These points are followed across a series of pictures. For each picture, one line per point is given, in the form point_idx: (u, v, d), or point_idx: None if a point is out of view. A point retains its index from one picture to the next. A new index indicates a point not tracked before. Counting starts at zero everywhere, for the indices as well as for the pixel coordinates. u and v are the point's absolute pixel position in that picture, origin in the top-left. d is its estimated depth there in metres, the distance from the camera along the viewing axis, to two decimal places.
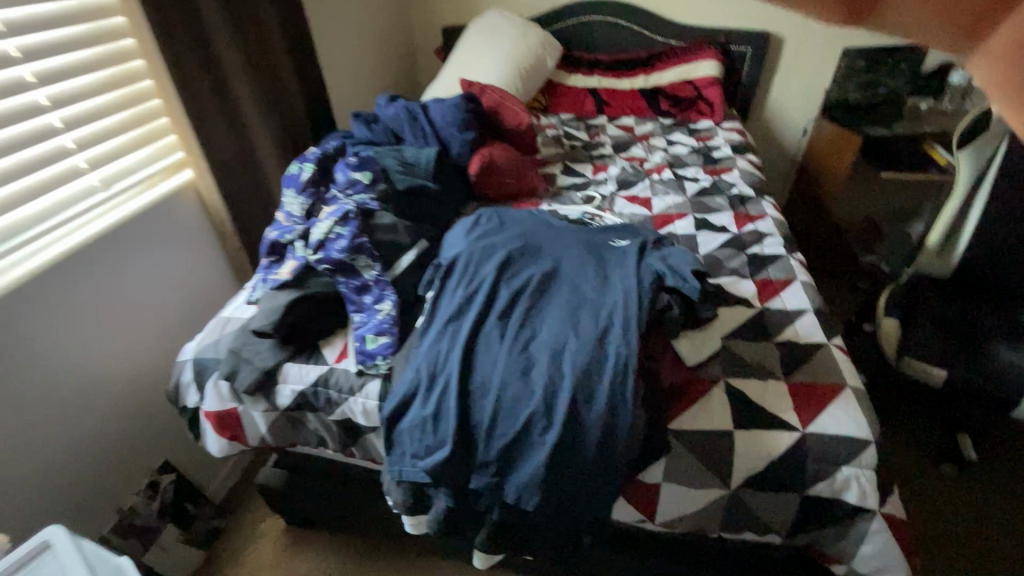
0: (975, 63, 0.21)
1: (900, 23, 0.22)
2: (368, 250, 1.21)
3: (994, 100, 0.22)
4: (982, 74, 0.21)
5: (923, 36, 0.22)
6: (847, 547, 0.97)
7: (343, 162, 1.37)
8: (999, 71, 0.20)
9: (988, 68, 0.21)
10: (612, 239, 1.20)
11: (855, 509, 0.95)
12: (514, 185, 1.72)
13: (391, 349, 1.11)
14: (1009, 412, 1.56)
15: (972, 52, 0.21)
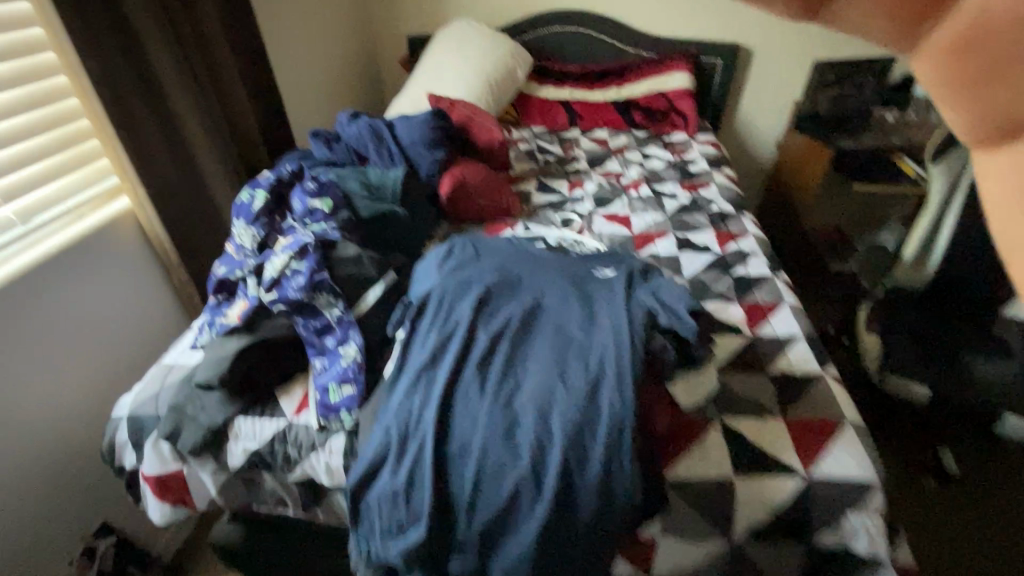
0: (918, 61, 0.25)
1: (855, 21, 0.25)
2: (329, 287, 1.09)
3: (935, 92, 0.26)
4: (925, 70, 0.25)
5: (875, 36, 0.26)
6: None
7: (300, 188, 1.25)
8: (945, 70, 0.24)
9: (932, 66, 0.24)
10: (596, 269, 1.12)
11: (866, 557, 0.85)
12: (487, 206, 1.62)
13: (357, 400, 0.99)
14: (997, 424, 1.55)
15: (915, 51, 0.25)
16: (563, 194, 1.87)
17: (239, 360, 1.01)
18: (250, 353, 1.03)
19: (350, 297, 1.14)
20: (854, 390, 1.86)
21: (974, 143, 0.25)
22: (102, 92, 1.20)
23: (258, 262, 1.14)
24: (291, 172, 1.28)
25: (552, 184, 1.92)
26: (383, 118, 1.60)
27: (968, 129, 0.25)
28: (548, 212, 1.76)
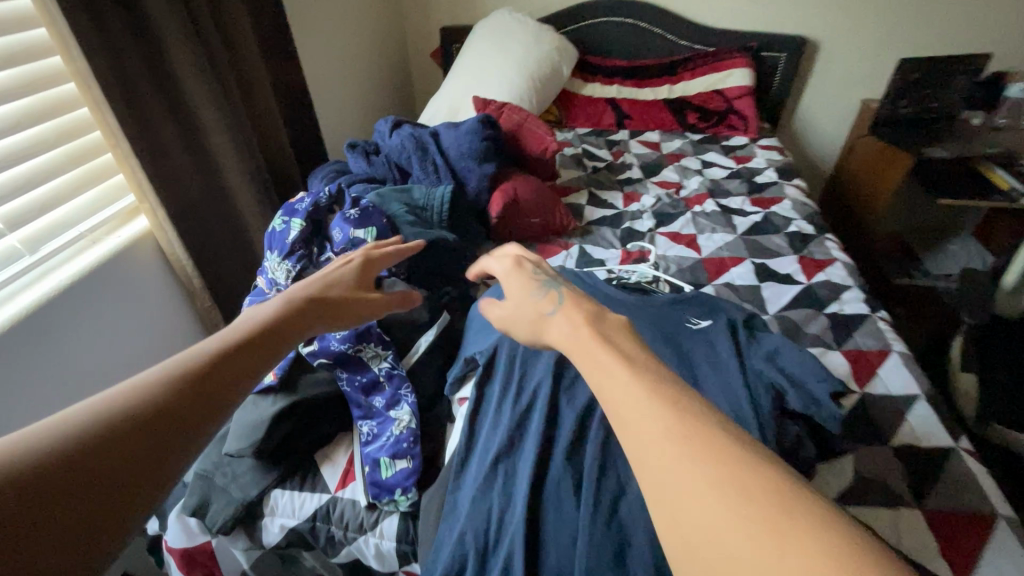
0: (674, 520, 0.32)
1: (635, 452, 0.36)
2: (377, 336, 0.95)
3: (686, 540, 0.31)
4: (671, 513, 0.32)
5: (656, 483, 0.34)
6: None
7: (339, 213, 1.09)
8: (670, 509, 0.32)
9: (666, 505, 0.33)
10: (687, 318, 0.95)
11: None
12: (540, 225, 1.45)
13: (413, 479, 0.84)
14: None
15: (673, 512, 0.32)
16: (618, 209, 1.68)
17: (276, 424, 0.87)
18: (288, 416, 0.88)
19: (399, 345, 0.99)
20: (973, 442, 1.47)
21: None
22: (119, 107, 1.04)
23: None
24: (330, 194, 1.13)
25: (606, 197, 1.74)
26: (425, 127, 1.44)
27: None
28: (605, 229, 1.58)
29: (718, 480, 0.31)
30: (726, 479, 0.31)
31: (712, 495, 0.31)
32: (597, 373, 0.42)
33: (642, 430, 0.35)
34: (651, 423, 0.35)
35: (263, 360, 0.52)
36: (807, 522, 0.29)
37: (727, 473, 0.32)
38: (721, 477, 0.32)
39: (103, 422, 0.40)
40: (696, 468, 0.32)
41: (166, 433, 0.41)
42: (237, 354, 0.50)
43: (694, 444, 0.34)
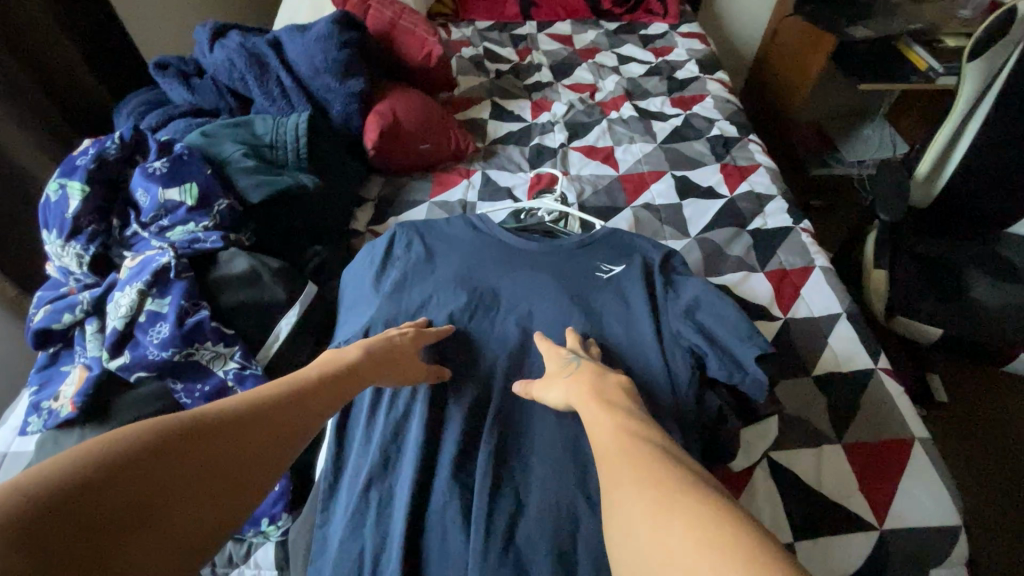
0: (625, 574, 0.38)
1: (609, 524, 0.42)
2: (213, 332, 0.73)
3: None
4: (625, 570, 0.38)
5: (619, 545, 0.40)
6: None
7: (138, 169, 0.81)
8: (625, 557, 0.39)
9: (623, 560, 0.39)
10: (600, 264, 0.79)
11: None
12: (431, 151, 1.21)
13: (282, 504, 0.70)
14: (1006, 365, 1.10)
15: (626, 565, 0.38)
16: (526, 122, 1.45)
17: None
18: None
19: (249, 337, 0.78)
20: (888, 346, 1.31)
21: None
22: None
23: (97, 300, 0.75)
24: (122, 141, 0.83)
25: (511, 107, 1.49)
26: (263, 34, 1.11)
27: None
28: (512, 149, 1.36)
29: (655, 518, 0.38)
30: (661, 510, 0.38)
31: (653, 529, 0.38)
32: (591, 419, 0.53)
33: (614, 487, 0.43)
34: (621, 476, 0.43)
35: (302, 434, 0.49)
36: (727, 538, 0.34)
37: (666, 509, 0.38)
38: (666, 509, 0.38)
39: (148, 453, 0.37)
40: (630, 499, 0.41)
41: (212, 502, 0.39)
42: (279, 420, 0.47)
43: (651, 488, 0.41)
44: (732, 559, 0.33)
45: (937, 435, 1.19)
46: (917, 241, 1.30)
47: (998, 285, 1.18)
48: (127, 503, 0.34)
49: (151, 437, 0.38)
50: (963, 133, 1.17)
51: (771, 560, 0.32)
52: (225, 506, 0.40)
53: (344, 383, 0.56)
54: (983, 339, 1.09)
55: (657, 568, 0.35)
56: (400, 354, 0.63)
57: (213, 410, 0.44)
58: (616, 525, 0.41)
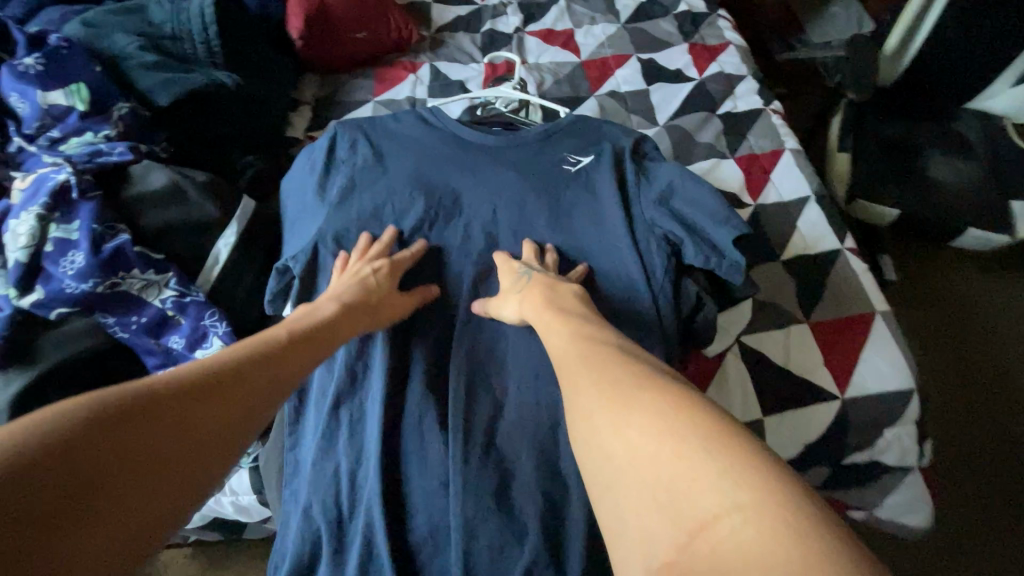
0: (596, 482, 0.37)
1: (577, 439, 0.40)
2: (138, 258, 0.64)
3: (608, 498, 0.35)
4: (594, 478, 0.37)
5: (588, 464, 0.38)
6: (869, 498, 0.76)
7: (3, 66, 0.66)
8: (592, 472, 0.37)
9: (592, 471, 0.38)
10: (565, 156, 0.72)
11: (894, 468, 0.75)
12: (367, 41, 1.07)
13: None
14: (955, 237, 1.13)
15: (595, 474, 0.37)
16: (474, 4, 1.28)
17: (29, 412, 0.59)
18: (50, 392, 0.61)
19: (182, 261, 0.69)
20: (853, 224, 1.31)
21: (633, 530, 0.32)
22: None
23: None
24: None
25: None
26: None
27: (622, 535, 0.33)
28: (461, 37, 1.21)
29: (616, 409, 0.38)
30: (621, 402, 0.39)
31: (616, 421, 0.38)
32: (569, 334, 0.50)
33: (577, 387, 0.43)
34: (586, 379, 0.43)
35: (267, 405, 0.43)
36: (680, 418, 0.35)
37: (624, 401, 0.38)
38: (628, 401, 0.38)
39: (97, 425, 0.32)
40: (597, 404, 0.40)
41: (150, 504, 0.33)
42: (247, 394, 0.42)
43: (608, 386, 0.41)
44: (686, 425, 0.34)
45: (895, 308, 1.25)
46: (883, 113, 1.23)
47: (957, 162, 1.14)
48: (80, 492, 0.30)
49: (100, 413, 0.33)
50: (929, 12, 1.08)
51: (717, 428, 0.34)
52: (190, 490, 0.35)
53: (318, 339, 0.52)
54: (943, 214, 1.10)
55: (624, 454, 0.35)
56: (378, 299, 0.58)
57: (150, 386, 0.37)
58: (587, 435, 0.39)
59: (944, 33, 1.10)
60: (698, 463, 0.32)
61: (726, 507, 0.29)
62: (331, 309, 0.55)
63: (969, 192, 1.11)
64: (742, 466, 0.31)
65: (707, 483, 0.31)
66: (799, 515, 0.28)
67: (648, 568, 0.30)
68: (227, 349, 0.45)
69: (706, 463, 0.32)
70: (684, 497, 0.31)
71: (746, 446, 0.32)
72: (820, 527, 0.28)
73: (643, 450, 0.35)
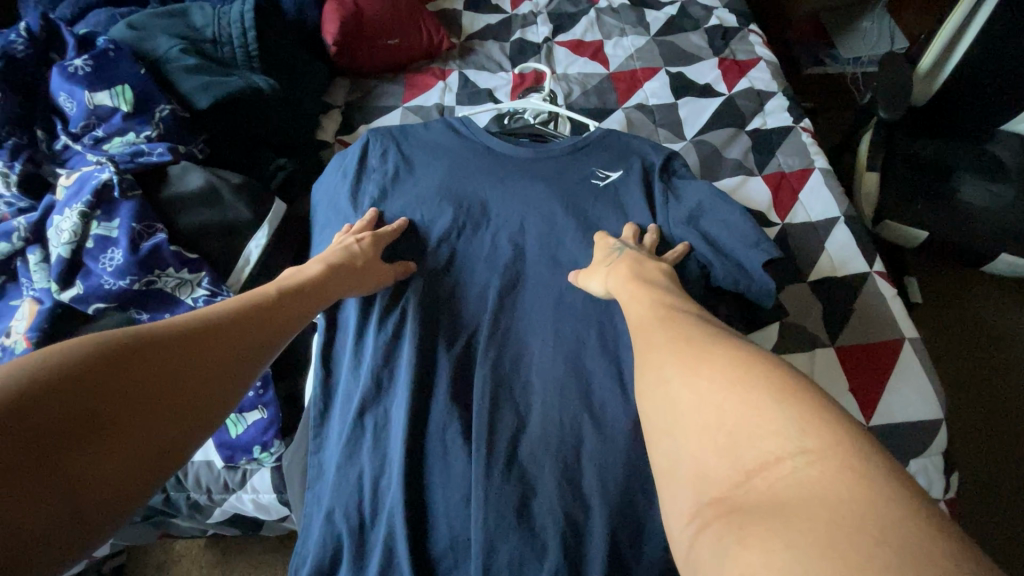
0: (655, 434, 0.38)
1: (643, 390, 0.42)
2: (174, 258, 0.66)
3: (669, 445, 0.36)
4: (655, 426, 0.38)
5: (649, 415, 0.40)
6: None
7: (55, 68, 0.68)
8: (654, 423, 0.39)
9: (654, 421, 0.39)
10: (594, 169, 0.73)
11: None
12: (399, 48, 1.08)
13: (272, 432, 0.67)
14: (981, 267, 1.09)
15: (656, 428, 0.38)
16: (504, 13, 1.29)
17: None
18: None
19: (213, 261, 0.70)
20: (883, 250, 1.25)
21: (692, 478, 0.33)
22: None
23: (37, 226, 0.66)
24: (30, 35, 0.70)
25: None
26: None
27: (675, 495, 0.34)
28: (491, 45, 1.23)
29: (684, 364, 0.39)
30: (692, 357, 0.39)
31: (684, 373, 0.39)
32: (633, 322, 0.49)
33: (648, 346, 0.44)
34: (655, 341, 0.44)
35: (258, 352, 0.48)
36: (746, 374, 0.35)
37: (694, 356, 0.39)
38: (698, 358, 0.39)
39: (104, 360, 0.37)
40: (667, 358, 0.41)
41: (154, 428, 0.38)
42: (240, 340, 0.47)
43: (679, 345, 0.41)
44: (753, 379, 0.35)
45: (924, 335, 1.22)
46: (918, 137, 1.19)
47: (988, 186, 1.11)
48: (90, 415, 0.35)
49: (107, 349, 0.38)
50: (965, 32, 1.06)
51: (787, 384, 0.34)
52: (189, 420, 0.41)
53: (306, 296, 0.56)
54: (972, 243, 1.06)
55: (688, 401, 0.36)
56: (363, 265, 0.62)
57: (156, 327, 0.43)
58: (654, 385, 0.40)
59: (983, 54, 1.08)
60: (763, 413, 0.32)
61: (791, 451, 0.30)
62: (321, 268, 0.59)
63: (1000, 218, 1.07)
64: (809, 421, 0.31)
65: (773, 429, 0.31)
66: (868, 468, 0.28)
67: (699, 505, 0.32)
68: (228, 299, 0.50)
69: (771, 408, 0.32)
70: (746, 437, 0.32)
71: (818, 402, 0.32)
72: (889, 477, 0.28)
73: (709, 399, 0.35)
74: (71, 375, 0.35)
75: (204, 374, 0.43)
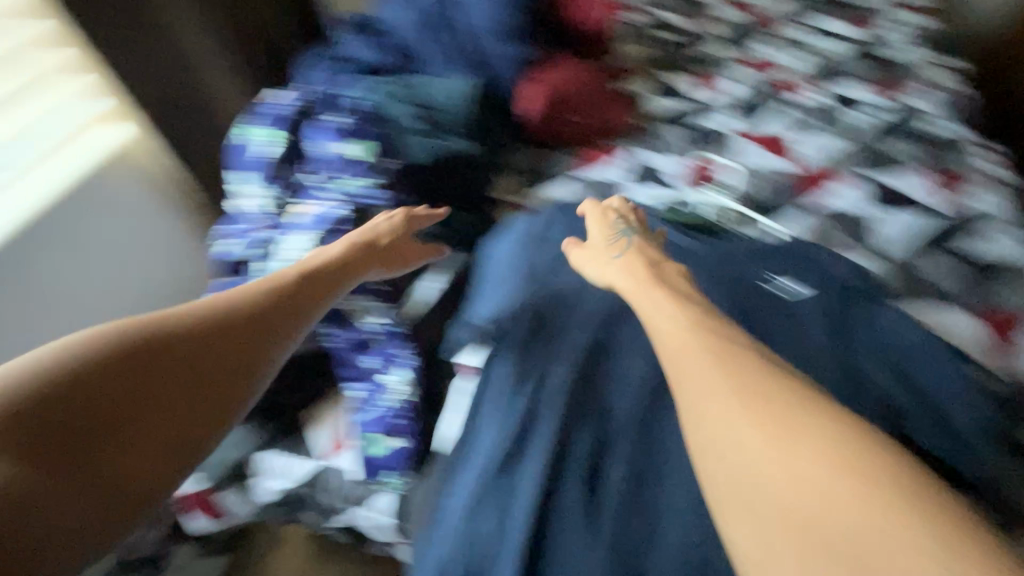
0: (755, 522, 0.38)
1: (730, 459, 0.42)
2: (368, 289, 0.76)
3: (774, 537, 0.37)
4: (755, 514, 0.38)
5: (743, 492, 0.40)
6: None
7: (319, 122, 0.86)
8: (751, 505, 0.39)
9: (752, 504, 0.39)
10: (762, 273, 0.74)
11: None
12: (583, 125, 1.16)
13: (407, 460, 0.74)
14: None
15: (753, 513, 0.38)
16: (691, 100, 1.32)
17: None
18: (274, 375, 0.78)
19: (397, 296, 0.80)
20: None
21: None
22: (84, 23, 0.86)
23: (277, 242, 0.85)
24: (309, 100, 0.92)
25: (672, 81, 1.35)
26: None
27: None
28: (672, 129, 1.23)
29: (775, 436, 0.41)
30: (780, 434, 0.41)
31: (767, 444, 0.41)
32: (651, 310, 0.57)
33: (723, 406, 0.44)
34: (727, 405, 0.44)
35: (263, 349, 0.60)
36: (826, 446, 0.39)
37: (785, 428, 0.41)
38: (785, 435, 0.41)
39: (115, 368, 0.51)
40: (749, 428, 0.42)
41: (158, 427, 0.52)
42: (245, 339, 0.59)
43: (758, 406, 0.43)
44: (866, 477, 0.37)
45: None
46: None
47: None
48: (100, 414, 0.49)
49: (117, 357, 0.52)
50: None
51: (861, 451, 0.39)
52: (190, 419, 0.53)
53: (319, 291, 0.67)
54: None
55: (787, 484, 0.38)
56: (385, 255, 0.75)
57: (161, 332, 0.56)
58: (740, 460, 0.41)
59: None
60: (860, 491, 0.36)
61: (934, 567, 0.32)
62: (338, 256, 0.71)
63: None
64: (902, 502, 0.35)
65: (909, 544, 0.33)
66: (964, 532, 0.34)
67: None
68: (236, 294, 0.63)
69: (910, 521, 0.34)
70: (876, 551, 0.34)
71: (900, 473, 0.37)
72: (977, 545, 0.33)
73: (807, 484, 0.38)
74: (84, 382, 0.49)
75: (215, 371, 0.56)
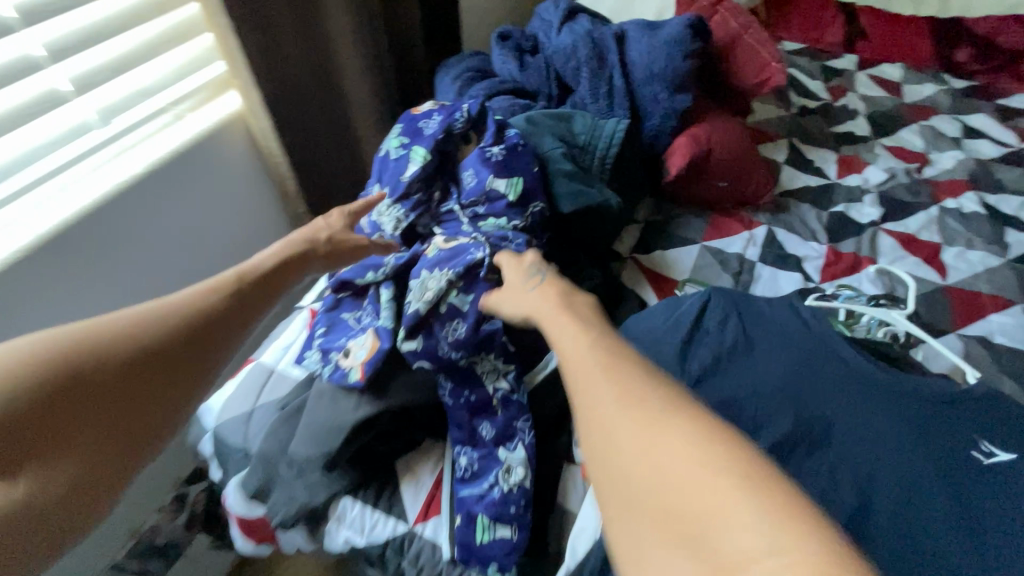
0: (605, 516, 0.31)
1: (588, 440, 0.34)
2: (500, 347, 0.70)
3: (616, 522, 0.30)
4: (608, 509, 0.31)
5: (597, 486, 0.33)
6: None
7: (477, 150, 0.76)
8: (603, 493, 0.32)
9: (603, 493, 0.32)
10: (975, 439, 0.59)
11: None
12: (723, 190, 1.07)
13: (514, 558, 0.62)
14: None
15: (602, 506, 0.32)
16: (828, 179, 1.24)
17: (359, 430, 0.67)
18: (374, 426, 0.68)
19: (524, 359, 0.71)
20: None
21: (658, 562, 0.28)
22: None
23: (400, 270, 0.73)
24: (468, 115, 0.78)
25: (812, 155, 1.29)
26: (609, 23, 1.02)
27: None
28: (807, 209, 1.16)
29: (627, 403, 0.34)
30: (634, 408, 0.33)
31: (618, 405, 0.34)
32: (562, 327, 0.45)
33: (584, 390, 0.36)
34: (586, 370, 0.37)
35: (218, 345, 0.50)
36: (666, 417, 0.32)
37: (634, 399, 0.34)
38: (645, 412, 0.33)
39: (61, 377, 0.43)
40: (609, 405, 0.34)
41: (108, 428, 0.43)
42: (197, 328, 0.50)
43: (613, 373, 0.36)
44: (714, 445, 0.30)
45: None
46: None
47: None
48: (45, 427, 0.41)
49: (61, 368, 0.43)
50: None
51: (715, 425, 0.32)
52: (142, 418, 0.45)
53: (270, 278, 0.58)
54: None
55: (637, 468, 0.31)
56: (341, 245, 0.66)
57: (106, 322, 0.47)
58: (588, 440, 0.34)
59: None
60: (711, 474, 0.29)
61: (765, 551, 0.25)
62: (285, 244, 0.61)
63: None
64: (752, 481, 0.28)
65: (741, 520, 0.27)
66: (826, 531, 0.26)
67: None
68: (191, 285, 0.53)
69: (743, 497, 0.27)
70: (717, 533, 0.27)
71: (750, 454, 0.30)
72: (811, 517, 0.27)
73: (653, 463, 0.30)
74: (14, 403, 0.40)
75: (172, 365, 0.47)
